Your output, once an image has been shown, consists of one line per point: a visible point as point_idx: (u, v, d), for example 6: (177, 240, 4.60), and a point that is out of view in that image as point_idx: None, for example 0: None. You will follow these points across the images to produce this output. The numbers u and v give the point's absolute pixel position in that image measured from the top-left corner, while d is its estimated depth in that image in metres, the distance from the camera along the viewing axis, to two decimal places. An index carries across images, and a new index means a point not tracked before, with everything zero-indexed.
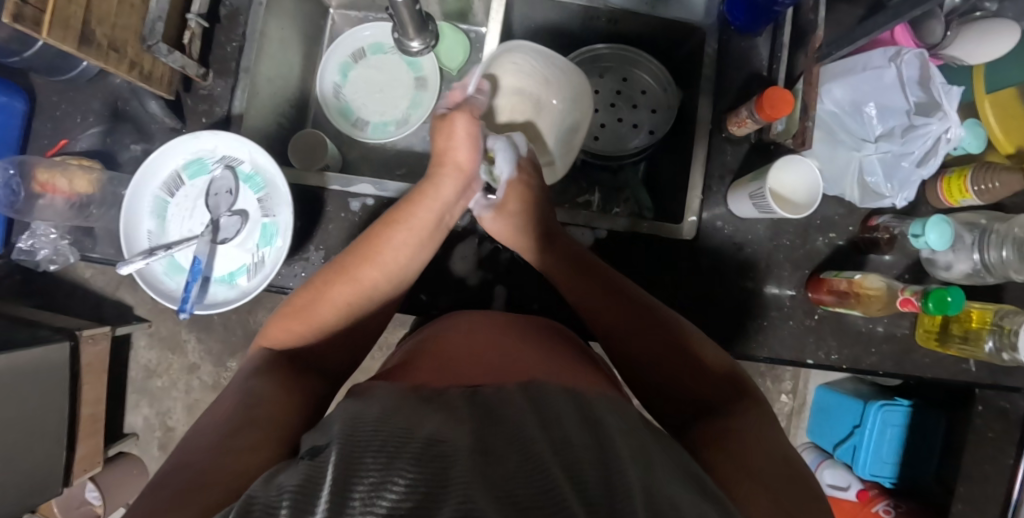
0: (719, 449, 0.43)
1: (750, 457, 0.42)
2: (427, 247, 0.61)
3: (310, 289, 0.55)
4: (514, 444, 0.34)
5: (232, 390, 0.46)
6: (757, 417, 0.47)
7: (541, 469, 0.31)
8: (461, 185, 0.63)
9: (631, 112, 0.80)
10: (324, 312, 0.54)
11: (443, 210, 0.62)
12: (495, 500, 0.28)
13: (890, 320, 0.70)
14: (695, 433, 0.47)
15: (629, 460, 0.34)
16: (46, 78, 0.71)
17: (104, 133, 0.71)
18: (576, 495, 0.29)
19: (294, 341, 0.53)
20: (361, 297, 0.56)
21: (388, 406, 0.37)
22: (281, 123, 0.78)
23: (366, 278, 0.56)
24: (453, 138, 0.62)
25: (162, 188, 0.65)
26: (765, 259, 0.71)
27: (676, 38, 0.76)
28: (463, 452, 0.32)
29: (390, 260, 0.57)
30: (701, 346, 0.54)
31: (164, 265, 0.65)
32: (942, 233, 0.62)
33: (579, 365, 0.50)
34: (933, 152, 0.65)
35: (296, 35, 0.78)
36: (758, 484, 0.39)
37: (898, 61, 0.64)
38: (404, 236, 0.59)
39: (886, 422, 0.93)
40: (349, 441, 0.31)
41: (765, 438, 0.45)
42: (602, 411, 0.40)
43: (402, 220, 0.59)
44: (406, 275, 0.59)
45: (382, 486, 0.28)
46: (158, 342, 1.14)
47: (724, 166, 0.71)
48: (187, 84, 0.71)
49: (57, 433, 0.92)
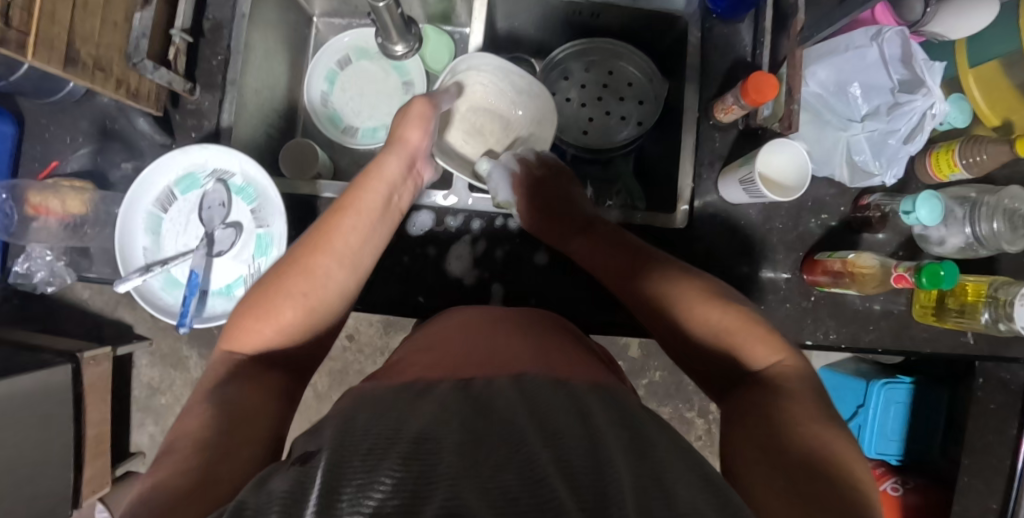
0: (748, 425, 0.44)
1: (775, 431, 0.42)
2: (378, 229, 0.61)
3: (263, 286, 0.54)
4: (504, 439, 0.34)
5: (201, 400, 0.44)
6: (788, 383, 0.46)
7: (531, 465, 0.31)
8: (405, 162, 0.65)
9: (618, 104, 0.80)
10: (284, 309, 0.52)
11: (389, 190, 0.63)
12: (482, 495, 0.29)
13: (886, 298, 0.71)
14: (732, 402, 0.47)
15: (619, 451, 0.34)
16: (33, 101, 0.71)
17: (94, 153, 0.71)
18: (565, 486, 0.30)
19: (261, 340, 0.51)
20: (318, 287, 0.54)
21: (379, 407, 0.38)
22: (271, 134, 0.78)
23: (321, 266, 0.55)
24: (405, 119, 0.65)
25: (155, 204, 0.65)
26: (758, 243, 0.71)
27: (659, 28, 0.77)
28: (449, 448, 0.32)
29: (341, 244, 0.57)
30: (708, 312, 0.52)
31: (161, 281, 0.65)
32: (932, 208, 0.63)
33: (566, 354, 0.50)
34: (919, 129, 0.65)
35: (280, 45, 0.78)
36: (770, 465, 0.39)
37: (879, 40, 0.64)
38: (351, 219, 0.59)
39: (888, 399, 0.95)
40: (339, 445, 0.32)
41: (789, 406, 0.44)
42: (594, 402, 0.40)
43: (349, 205, 0.60)
44: (364, 259, 0.59)
45: (368, 487, 0.29)
46: (160, 360, 1.14)
47: (713, 153, 0.71)
48: (174, 99, 0.71)
49: (62, 456, 0.92)
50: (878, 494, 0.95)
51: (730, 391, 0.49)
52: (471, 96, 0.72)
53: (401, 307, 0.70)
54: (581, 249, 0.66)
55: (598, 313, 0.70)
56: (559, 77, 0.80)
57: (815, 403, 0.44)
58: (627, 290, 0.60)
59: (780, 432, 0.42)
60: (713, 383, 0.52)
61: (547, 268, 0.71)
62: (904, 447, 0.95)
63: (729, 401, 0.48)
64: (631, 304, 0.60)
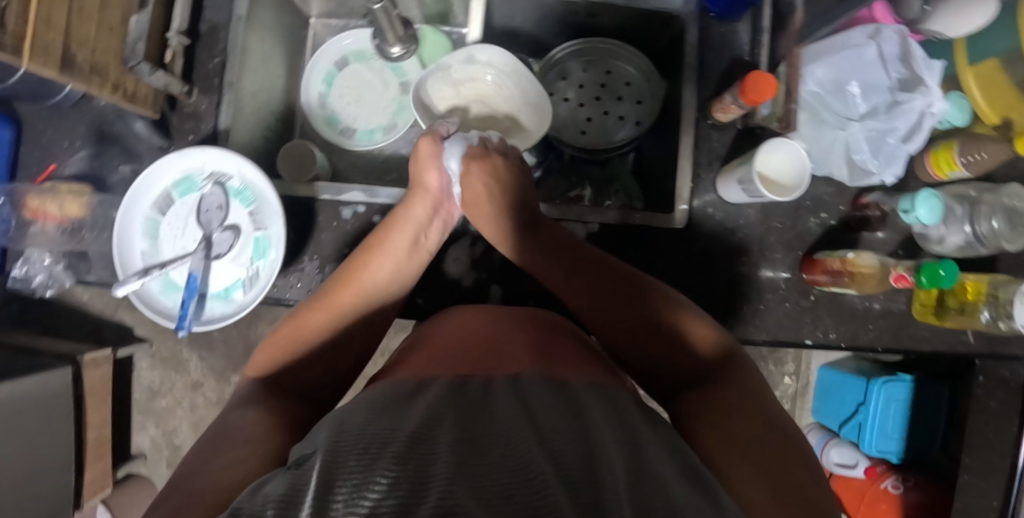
0: (711, 423, 0.46)
1: (741, 429, 0.44)
2: (404, 267, 0.63)
3: (291, 318, 0.58)
4: (500, 438, 0.34)
5: (220, 419, 0.47)
6: (736, 382, 0.50)
7: (526, 464, 0.31)
8: (430, 204, 0.66)
9: (616, 104, 0.80)
10: (310, 337, 0.56)
11: (416, 229, 0.64)
12: (477, 494, 0.29)
13: (886, 297, 0.71)
14: (686, 404, 0.50)
15: (614, 451, 0.34)
16: (30, 105, 0.71)
17: (91, 157, 0.71)
18: (560, 485, 0.30)
19: (279, 365, 0.55)
20: (341, 320, 0.58)
21: (373, 408, 0.38)
22: (268, 136, 0.78)
23: (346, 303, 0.59)
24: (421, 163, 0.67)
25: (153, 208, 0.65)
26: (757, 243, 0.71)
27: (656, 28, 0.76)
28: (445, 448, 0.32)
29: (368, 282, 0.60)
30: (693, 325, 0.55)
31: (159, 284, 0.65)
32: (932, 207, 0.63)
33: (569, 352, 0.51)
34: (917, 128, 0.65)
35: (277, 47, 0.78)
36: (746, 460, 0.41)
37: (877, 39, 0.64)
38: (382, 261, 0.61)
39: (889, 397, 0.92)
40: (334, 447, 0.32)
41: (744, 406, 0.47)
42: (589, 402, 0.40)
43: (376, 242, 0.62)
44: (388, 295, 0.62)
45: (364, 486, 0.28)
46: (160, 362, 1.14)
47: (711, 152, 0.71)
48: (171, 102, 0.71)
49: (63, 458, 0.92)
50: (877, 490, 0.97)
51: (684, 391, 0.52)
52: (480, 86, 0.75)
53: (400, 309, 0.70)
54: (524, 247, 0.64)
55: None
56: (556, 77, 0.80)
57: (775, 413, 0.47)
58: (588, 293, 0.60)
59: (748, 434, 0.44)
60: (659, 386, 0.55)
61: None
62: (904, 446, 0.93)
63: (686, 400, 0.50)
64: (586, 309, 0.60)
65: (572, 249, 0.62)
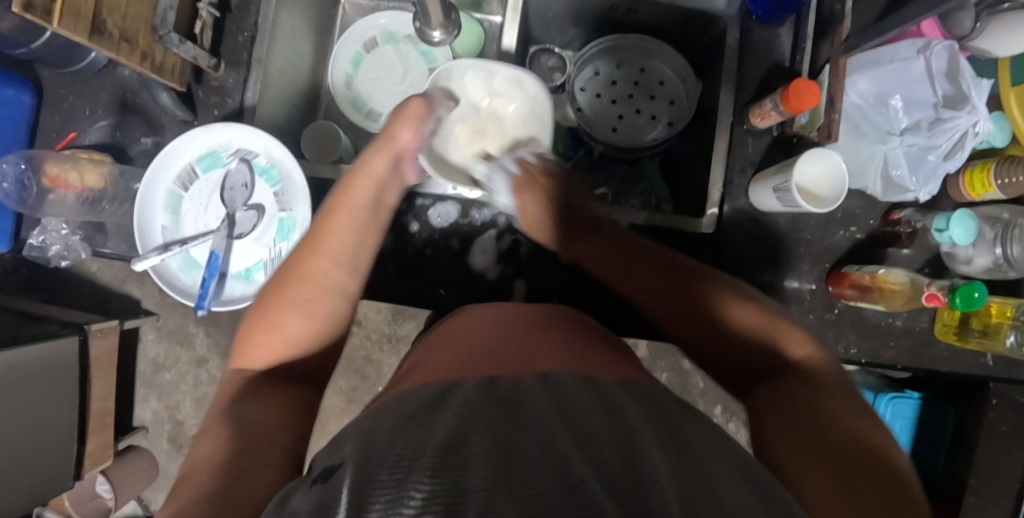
0: (779, 416, 0.43)
1: (811, 423, 0.41)
2: (372, 228, 0.60)
3: (269, 296, 0.55)
4: (535, 442, 0.33)
5: (217, 421, 0.44)
6: (818, 377, 0.46)
7: (565, 467, 0.30)
8: (394, 159, 0.63)
9: (649, 103, 0.78)
10: (287, 318, 0.52)
11: (378, 188, 0.62)
12: (516, 502, 0.28)
13: (909, 314, 0.70)
14: (759, 398, 0.47)
15: (656, 450, 0.33)
16: (53, 70, 0.69)
17: (113, 126, 0.70)
18: (604, 491, 0.29)
19: (275, 356, 0.51)
20: (320, 291, 0.55)
21: (401, 416, 0.37)
22: (293, 115, 0.76)
23: (318, 270, 0.56)
24: (400, 118, 0.62)
25: (176, 183, 0.64)
26: (785, 253, 0.70)
27: (696, 28, 0.75)
28: (480, 457, 0.31)
29: (336, 246, 0.57)
30: (752, 314, 0.53)
31: (178, 261, 0.64)
32: (966, 227, 0.62)
33: (582, 351, 0.48)
34: (960, 146, 0.64)
35: (306, 24, 0.77)
36: (810, 455, 0.39)
37: (927, 54, 0.63)
38: (342, 220, 0.58)
39: (896, 414, 0.92)
40: (364, 460, 0.31)
41: (819, 402, 0.43)
42: (619, 399, 0.39)
43: (337, 205, 0.59)
44: (361, 259, 0.59)
45: (399, 501, 0.28)
46: (166, 335, 1.13)
47: (745, 158, 0.70)
48: (198, 75, 0.69)
49: (66, 428, 0.92)
50: None
51: (756, 387, 0.48)
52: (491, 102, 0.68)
53: (421, 298, 0.69)
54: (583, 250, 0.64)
55: (620, 314, 0.69)
56: (589, 72, 0.79)
57: (855, 409, 0.43)
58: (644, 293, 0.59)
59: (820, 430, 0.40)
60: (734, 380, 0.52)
61: (571, 267, 0.70)
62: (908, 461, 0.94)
63: (759, 394, 0.47)
64: (645, 303, 0.59)
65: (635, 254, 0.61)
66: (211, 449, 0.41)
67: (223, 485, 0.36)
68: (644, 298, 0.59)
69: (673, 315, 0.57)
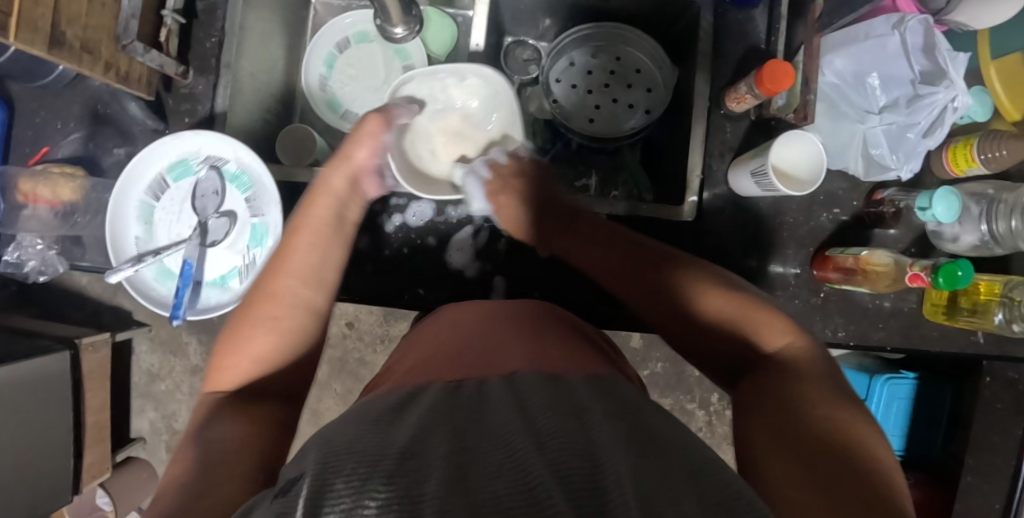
0: (752, 410, 0.42)
1: (783, 414, 0.40)
2: (336, 243, 0.60)
3: (234, 321, 0.54)
4: (497, 446, 0.33)
5: (189, 443, 0.43)
6: (787, 363, 0.45)
7: (523, 471, 0.29)
8: (350, 176, 0.63)
9: (626, 92, 0.77)
10: (253, 338, 0.51)
11: (338, 205, 0.62)
12: (472, 508, 0.27)
13: (897, 295, 0.69)
14: (742, 389, 0.46)
15: (619, 449, 0.32)
16: (23, 85, 0.69)
17: (85, 138, 0.69)
18: (562, 494, 0.28)
19: (242, 375, 0.50)
20: (287, 309, 0.54)
21: (365, 421, 0.36)
22: (267, 119, 0.76)
23: (286, 291, 0.55)
24: (355, 139, 0.64)
25: (147, 192, 0.63)
26: (767, 237, 0.69)
27: (670, 14, 0.73)
28: (438, 463, 0.31)
29: (301, 265, 0.57)
30: (720, 302, 0.52)
31: (153, 271, 0.63)
32: (949, 205, 0.61)
33: (571, 352, 0.47)
34: (939, 122, 0.63)
35: (276, 27, 0.76)
36: (777, 445, 0.38)
37: (902, 28, 0.62)
38: (305, 240, 0.58)
39: (892, 395, 0.92)
40: (323, 468, 0.30)
41: (794, 389, 0.42)
42: (588, 396, 0.39)
43: (297, 226, 0.59)
44: (328, 276, 0.58)
45: (356, 509, 0.27)
46: (159, 346, 1.13)
47: (724, 144, 0.69)
48: (167, 83, 0.69)
49: (62, 443, 0.92)
50: None
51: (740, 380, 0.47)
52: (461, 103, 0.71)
53: (401, 298, 0.68)
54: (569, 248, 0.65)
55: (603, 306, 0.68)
56: (564, 63, 0.77)
57: (828, 394, 0.42)
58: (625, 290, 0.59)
59: (790, 418, 0.40)
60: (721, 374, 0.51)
61: (550, 260, 0.69)
62: (907, 441, 0.92)
63: (739, 386, 0.46)
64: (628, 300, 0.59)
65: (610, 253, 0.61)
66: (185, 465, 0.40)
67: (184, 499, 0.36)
68: (628, 297, 0.60)
69: (660, 313, 0.56)
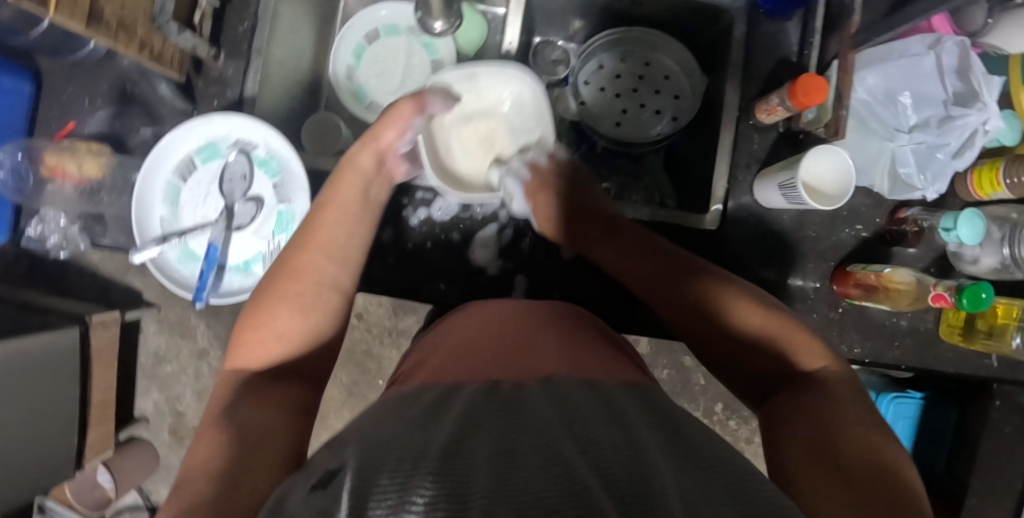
0: (791, 426, 0.43)
1: (820, 433, 0.41)
2: (364, 222, 0.61)
3: (262, 294, 0.55)
4: (537, 445, 0.33)
5: (211, 427, 0.43)
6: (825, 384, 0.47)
7: (565, 469, 0.30)
8: (380, 159, 0.62)
9: (654, 97, 0.77)
10: (281, 317, 0.52)
11: (367, 183, 0.62)
12: (519, 506, 0.27)
13: (914, 314, 0.69)
14: (773, 410, 0.47)
15: (658, 454, 0.33)
16: (52, 60, 0.69)
17: (112, 117, 0.69)
18: (607, 495, 0.28)
19: (266, 356, 0.51)
20: (311, 286, 0.55)
21: (401, 420, 0.36)
22: (294, 106, 0.76)
23: (312, 267, 0.56)
24: (385, 119, 0.61)
25: (174, 174, 0.63)
26: (789, 250, 0.69)
27: (701, 21, 0.73)
28: (482, 460, 0.31)
29: (326, 241, 0.58)
30: (750, 317, 0.53)
31: (177, 252, 0.63)
32: (974, 227, 0.61)
33: (592, 349, 0.48)
34: (969, 144, 0.63)
35: (307, 15, 0.76)
36: (814, 464, 0.39)
37: (937, 49, 0.62)
38: (333, 214, 0.59)
39: (898, 413, 0.91)
40: (364, 464, 0.31)
41: (834, 413, 0.43)
42: (623, 402, 0.39)
43: (329, 201, 0.60)
44: (353, 254, 0.59)
45: (402, 505, 0.27)
46: (167, 328, 1.13)
47: (751, 154, 0.69)
48: (198, 65, 0.69)
49: (67, 420, 0.92)
50: None
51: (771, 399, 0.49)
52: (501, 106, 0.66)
53: (420, 292, 0.69)
54: (602, 252, 0.64)
55: (623, 310, 0.68)
56: (593, 65, 0.77)
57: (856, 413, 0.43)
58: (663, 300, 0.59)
59: (823, 438, 0.41)
60: (748, 388, 0.53)
61: (573, 262, 0.69)
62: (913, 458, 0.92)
63: (777, 404, 0.47)
64: (663, 309, 0.60)
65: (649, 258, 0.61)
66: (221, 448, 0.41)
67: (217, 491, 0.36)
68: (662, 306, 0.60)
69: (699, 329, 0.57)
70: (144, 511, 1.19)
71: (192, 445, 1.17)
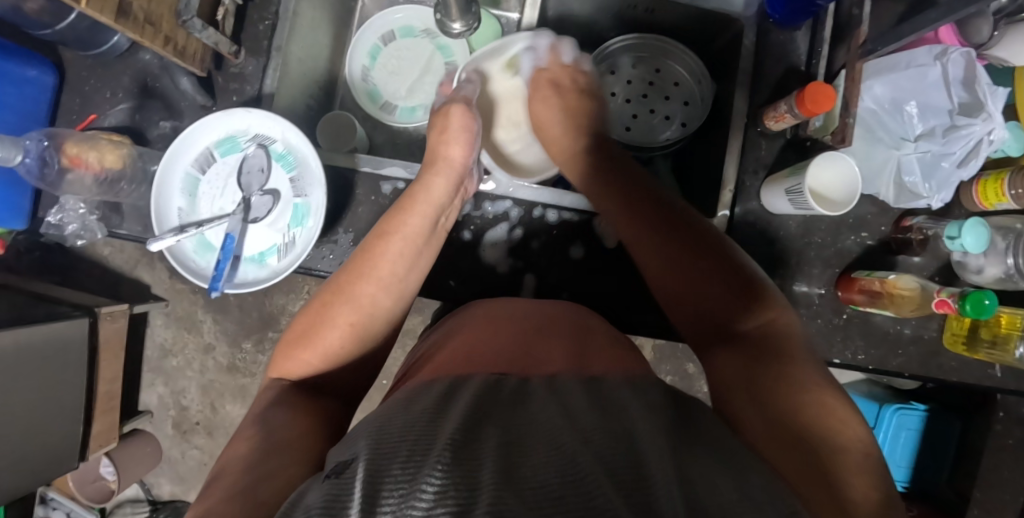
0: (750, 403, 0.45)
1: (785, 409, 0.43)
2: (427, 253, 0.61)
3: (313, 311, 0.56)
4: (543, 438, 0.33)
5: (251, 424, 0.47)
6: (796, 363, 0.46)
7: (571, 462, 0.30)
8: (450, 183, 0.64)
9: (664, 104, 0.79)
10: (330, 337, 0.54)
11: (436, 212, 0.62)
12: (525, 496, 0.28)
13: (918, 323, 0.70)
14: (722, 371, 0.48)
15: (662, 446, 0.34)
16: (76, 53, 0.70)
17: (132, 110, 0.71)
18: (612, 487, 0.29)
19: (307, 368, 0.53)
20: (362, 315, 0.55)
21: (412, 411, 0.37)
22: (310, 104, 0.77)
23: (364, 294, 0.56)
24: (447, 133, 0.66)
25: (193, 166, 0.65)
26: (795, 256, 0.70)
27: (712, 28, 0.75)
28: (489, 451, 0.31)
29: (386, 272, 0.57)
30: (749, 305, 0.52)
31: (193, 243, 0.64)
32: (978, 235, 0.62)
33: (618, 355, 0.49)
34: (974, 153, 0.64)
35: (326, 16, 0.78)
36: (775, 437, 0.42)
37: (944, 60, 0.63)
38: (396, 245, 0.58)
39: (901, 425, 0.92)
40: (376, 453, 0.31)
41: (795, 386, 0.44)
42: (626, 397, 0.40)
43: (394, 229, 0.59)
44: (409, 284, 0.59)
45: (412, 495, 0.28)
46: (174, 321, 1.14)
47: (758, 161, 0.70)
48: (218, 61, 0.70)
49: (71, 411, 0.92)
50: None
51: (723, 351, 0.50)
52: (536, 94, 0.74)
53: (430, 288, 0.70)
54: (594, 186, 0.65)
55: (630, 311, 0.69)
56: (604, 72, 0.79)
57: (820, 391, 0.44)
58: (639, 230, 0.59)
59: (792, 408, 0.43)
60: (695, 325, 0.54)
61: (581, 262, 0.70)
62: (912, 473, 0.92)
63: (732, 363, 0.48)
64: (634, 244, 0.60)
65: (650, 201, 0.61)
66: (253, 446, 0.43)
67: (239, 493, 0.37)
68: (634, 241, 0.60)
69: (662, 276, 0.57)
70: (145, 504, 1.20)
71: (195, 439, 1.17)
